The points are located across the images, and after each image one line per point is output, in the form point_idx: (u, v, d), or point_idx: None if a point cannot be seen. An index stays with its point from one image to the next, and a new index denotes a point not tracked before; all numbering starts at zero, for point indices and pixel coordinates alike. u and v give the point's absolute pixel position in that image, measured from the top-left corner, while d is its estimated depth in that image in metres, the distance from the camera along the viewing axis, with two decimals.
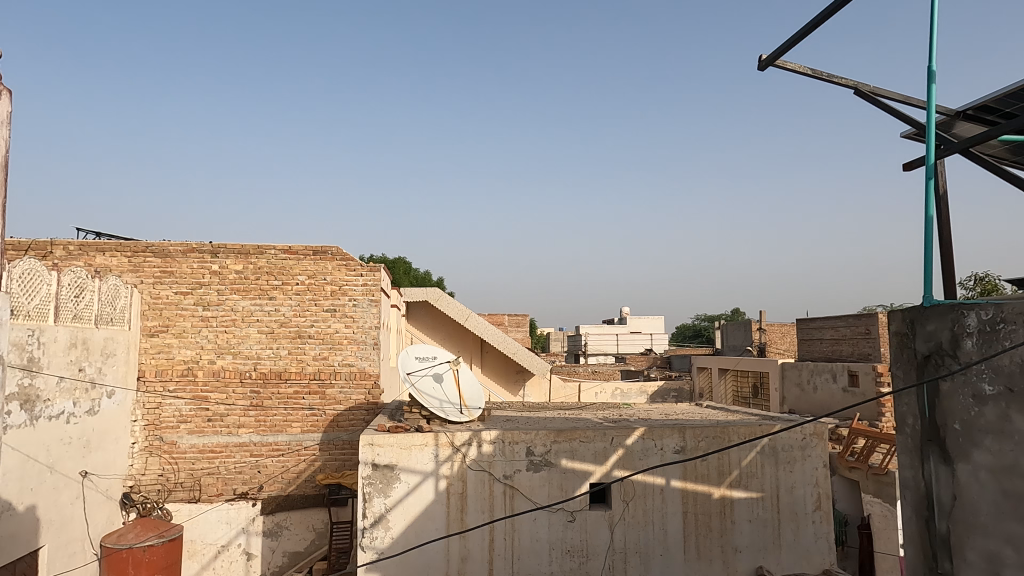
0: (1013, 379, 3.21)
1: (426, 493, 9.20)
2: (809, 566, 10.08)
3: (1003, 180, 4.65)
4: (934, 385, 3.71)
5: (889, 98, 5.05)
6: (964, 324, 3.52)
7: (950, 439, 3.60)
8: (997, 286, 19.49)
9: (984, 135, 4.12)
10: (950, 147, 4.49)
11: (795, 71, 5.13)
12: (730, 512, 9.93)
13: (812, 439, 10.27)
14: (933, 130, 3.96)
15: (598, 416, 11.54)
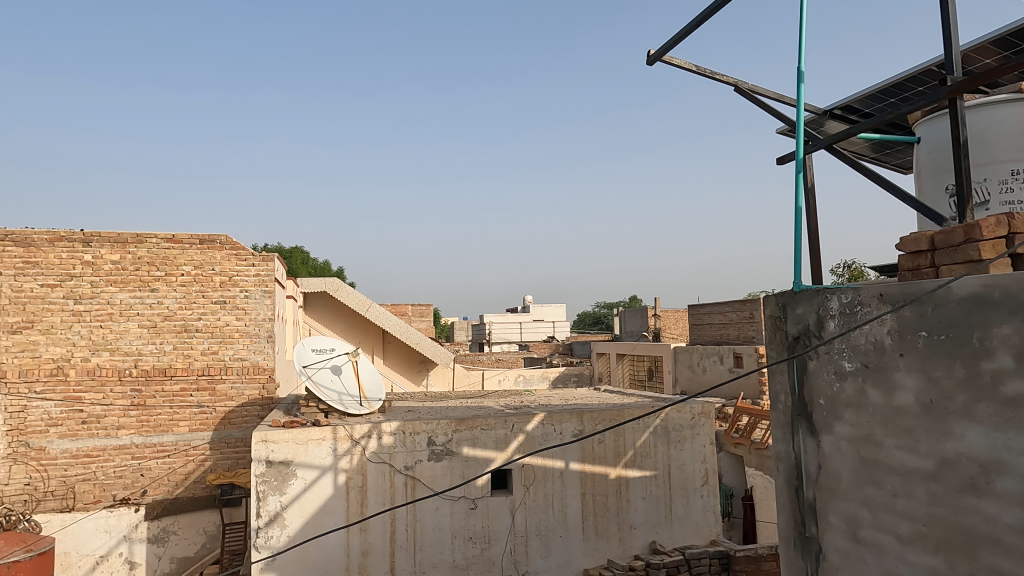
0: (869, 356, 3.50)
1: (324, 489, 8.96)
2: (697, 537, 10.70)
3: (861, 174, 5.06)
4: (803, 363, 4.00)
5: (766, 95, 5.37)
6: (828, 307, 3.80)
7: (816, 413, 3.91)
8: (864, 273, 21.48)
9: (845, 132, 4.46)
10: (817, 143, 4.85)
11: (681, 67, 5.35)
12: (626, 492, 10.33)
13: (700, 418, 10.88)
14: (802, 127, 4.22)
15: (500, 403, 11.72)
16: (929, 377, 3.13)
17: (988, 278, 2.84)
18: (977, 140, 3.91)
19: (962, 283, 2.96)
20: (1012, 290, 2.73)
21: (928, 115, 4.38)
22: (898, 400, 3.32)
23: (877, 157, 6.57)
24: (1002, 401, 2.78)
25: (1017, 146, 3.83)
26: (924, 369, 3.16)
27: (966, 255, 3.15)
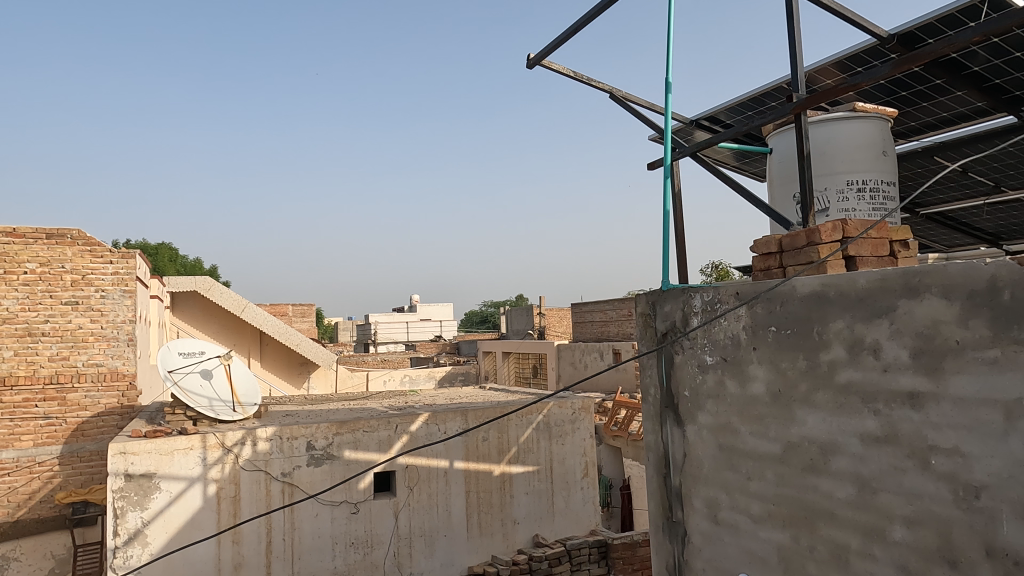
0: (727, 349, 3.77)
1: (191, 502, 8.42)
2: (578, 528, 11.05)
3: (722, 180, 5.44)
4: (670, 357, 4.24)
5: (638, 103, 5.65)
6: (692, 304, 4.05)
7: (681, 404, 4.16)
8: (729, 274, 23.13)
9: (707, 141, 4.77)
10: (684, 151, 5.15)
11: (559, 72, 5.52)
12: (509, 487, 10.48)
13: (580, 413, 11.24)
14: (669, 136, 4.48)
15: (384, 404, 11.54)
16: (777, 369, 3.42)
17: (826, 277, 3.14)
18: (818, 153, 4.28)
19: (804, 282, 3.26)
20: (845, 288, 3.04)
21: (779, 127, 4.74)
22: (751, 390, 3.60)
23: (737, 166, 7.08)
24: (837, 388, 3.09)
25: (852, 160, 4.23)
26: (773, 361, 3.45)
27: (808, 256, 3.47)
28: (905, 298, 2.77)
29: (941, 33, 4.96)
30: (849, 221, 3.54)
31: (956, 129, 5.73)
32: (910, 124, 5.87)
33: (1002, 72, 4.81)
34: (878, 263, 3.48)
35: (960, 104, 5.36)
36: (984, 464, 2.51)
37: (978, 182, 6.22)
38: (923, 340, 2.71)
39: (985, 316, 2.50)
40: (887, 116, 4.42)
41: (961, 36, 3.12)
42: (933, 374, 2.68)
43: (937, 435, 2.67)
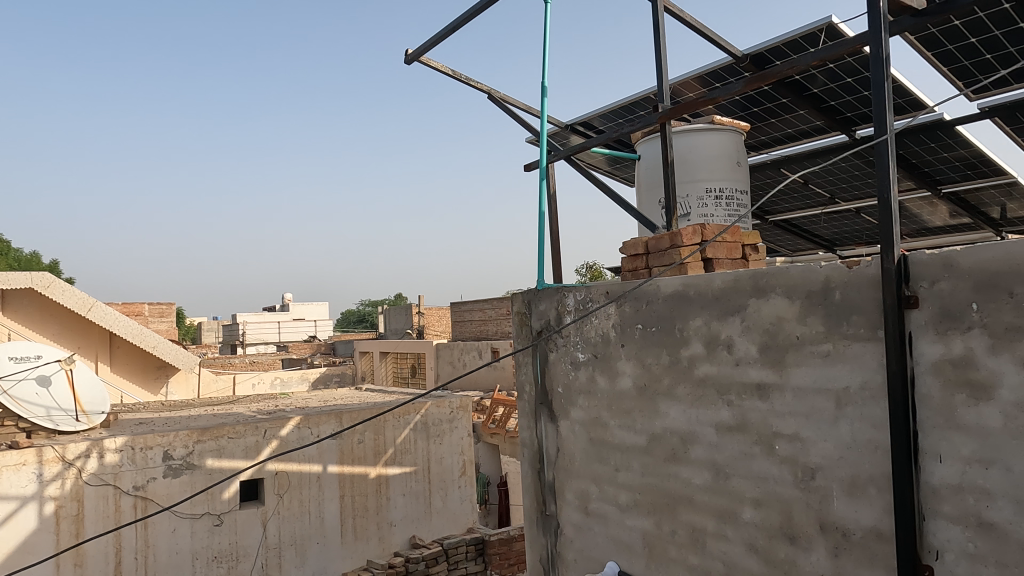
0: (597, 347, 3.92)
1: (23, 524, 7.54)
2: (456, 527, 11.06)
3: (595, 185, 5.66)
4: (544, 354, 4.35)
5: (516, 106, 5.76)
6: (565, 303, 4.18)
7: (555, 400, 4.27)
8: (603, 275, 24.12)
9: (581, 146, 4.94)
10: (558, 153, 5.29)
11: (438, 70, 5.50)
12: (386, 490, 10.29)
13: (458, 412, 11.26)
14: (545, 138, 4.60)
15: (252, 408, 10.95)
16: (643, 364, 3.61)
17: (686, 278, 3.35)
18: (680, 161, 4.55)
19: (667, 282, 3.46)
20: (703, 288, 3.26)
21: (647, 135, 5.00)
22: (619, 385, 3.77)
23: (609, 170, 7.38)
24: (695, 381, 3.31)
25: (709, 169, 4.54)
26: (639, 357, 3.63)
27: (671, 258, 3.68)
28: (754, 298, 3.02)
29: (786, 56, 5.45)
30: (707, 225, 3.80)
31: (799, 144, 6.31)
32: (761, 138, 6.39)
33: (836, 95, 5.35)
34: (732, 265, 3.76)
35: (802, 122, 5.91)
36: (819, 447, 2.78)
37: (817, 193, 6.89)
38: (769, 335, 2.96)
39: (820, 313, 2.77)
40: (741, 130, 4.79)
41: (802, 60, 3.43)
42: (777, 366, 2.93)
43: (781, 422, 2.92)
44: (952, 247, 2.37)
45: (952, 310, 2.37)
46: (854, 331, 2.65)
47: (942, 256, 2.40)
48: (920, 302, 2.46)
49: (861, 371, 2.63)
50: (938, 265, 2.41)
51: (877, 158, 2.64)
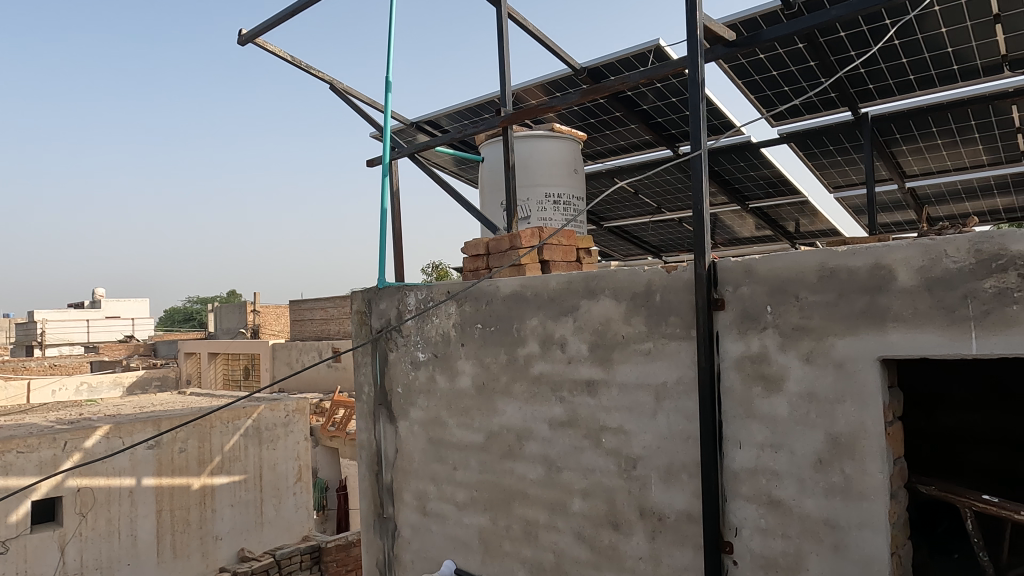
0: (438, 346, 3.92)
1: None
2: (290, 536, 10.56)
3: (438, 184, 5.67)
4: (384, 354, 4.27)
5: (358, 98, 5.80)
6: (406, 303, 4.13)
7: (394, 401, 4.21)
8: (449, 274, 24.25)
9: (425, 144, 4.92)
10: (402, 151, 5.24)
11: (276, 54, 5.27)
12: (211, 501, 9.57)
13: (294, 415, 10.75)
14: (388, 134, 4.54)
15: (50, 418, 9.67)
16: (481, 363, 3.66)
17: (524, 279, 3.45)
18: (522, 166, 4.70)
19: (506, 283, 3.54)
20: (539, 289, 3.37)
21: (490, 137, 5.08)
22: (458, 384, 3.80)
23: (455, 171, 7.44)
24: (531, 379, 3.41)
25: (549, 174, 4.72)
26: (478, 356, 3.68)
27: (510, 259, 3.78)
28: (585, 299, 3.18)
29: (620, 73, 5.81)
30: (544, 229, 3.93)
31: (631, 156, 6.75)
32: (597, 148, 6.75)
33: (662, 113, 5.80)
34: (567, 267, 3.93)
35: (633, 136, 6.33)
36: (640, 439, 2.99)
37: (645, 202, 7.42)
38: (598, 335, 3.13)
39: (642, 314, 2.98)
40: (578, 139, 5.01)
41: (632, 77, 3.70)
42: (605, 363, 3.11)
43: (607, 416, 3.10)
44: (752, 255, 2.66)
45: (751, 311, 2.66)
46: (672, 331, 2.88)
47: (744, 263, 2.67)
48: (726, 304, 2.73)
49: (677, 367, 2.86)
50: (740, 271, 2.68)
51: (693, 172, 2.89)
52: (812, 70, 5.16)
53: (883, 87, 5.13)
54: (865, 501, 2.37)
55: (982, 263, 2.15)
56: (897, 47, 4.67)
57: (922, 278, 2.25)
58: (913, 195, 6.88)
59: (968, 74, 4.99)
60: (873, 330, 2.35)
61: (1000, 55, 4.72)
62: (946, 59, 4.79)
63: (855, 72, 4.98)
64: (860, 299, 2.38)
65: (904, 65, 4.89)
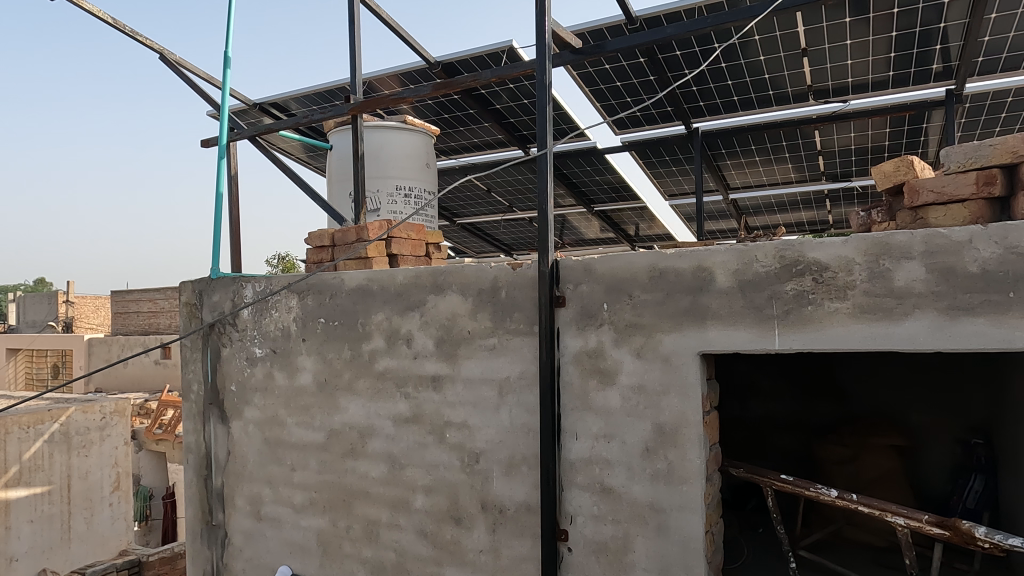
0: (276, 341, 3.71)
1: None
2: (104, 552, 9.56)
3: (282, 171, 5.39)
4: (216, 350, 3.97)
5: (193, 73, 5.37)
6: (242, 295, 3.86)
7: (227, 400, 3.93)
8: (295, 266, 23.18)
9: (267, 127, 4.65)
10: (242, 133, 4.91)
11: (94, 15, 4.73)
12: (6, 518, 8.27)
13: (112, 418, 9.81)
14: (225, 114, 4.25)
15: None
16: (324, 359, 3.52)
17: (370, 273, 3.35)
18: (371, 156, 4.56)
19: (352, 276, 3.42)
20: (385, 283, 3.30)
21: (340, 125, 4.90)
22: (298, 381, 3.62)
23: (302, 158, 7.11)
24: (375, 375, 3.33)
25: (399, 166, 4.63)
26: (320, 352, 3.53)
27: (355, 251, 3.66)
28: (432, 294, 3.16)
29: (473, 70, 5.84)
30: (393, 222, 3.86)
31: (485, 154, 6.84)
32: (450, 144, 6.75)
33: (514, 113, 5.91)
34: (415, 261, 3.88)
35: (486, 134, 6.40)
36: (482, 433, 3.02)
37: (498, 201, 7.54)
38: (444, 330, 3.13)
39: (488, 310, 3.01)
40: (431, 133, 4.97)
41: (484, 75, 3.73)
42: (451, 359, 3.11)
43: (452, 411, 3.10)
44: (591, 254, 2.78)
45: (589, 309, 2.78)
46: (516, 327, 2.94)
47: (583, 263, 2.79)
48: (566, 301, 2.83)
49: (519, 362, 2.93)
50: (580, 270, 2.79)
51: (538, 172, 2.97)
52: (651, 84, 5.53)
53: (712, 105, 5.62)
54: (685, 485, 2.56)
55: (786, 268, 2.40)
56: (723, 69, 5.12)
57: (736, 280, 2.48)
58: (734, 206, 7.61)
59: (781, 100, 5.59)
60: (695, 327, 2.55)
61: (806, 84, 5.33)
62: (763, 84, 5.33)
63: (687, 89, 5.40)
64: (685, 298, 2.57)
65: (729, 87, 5.38)
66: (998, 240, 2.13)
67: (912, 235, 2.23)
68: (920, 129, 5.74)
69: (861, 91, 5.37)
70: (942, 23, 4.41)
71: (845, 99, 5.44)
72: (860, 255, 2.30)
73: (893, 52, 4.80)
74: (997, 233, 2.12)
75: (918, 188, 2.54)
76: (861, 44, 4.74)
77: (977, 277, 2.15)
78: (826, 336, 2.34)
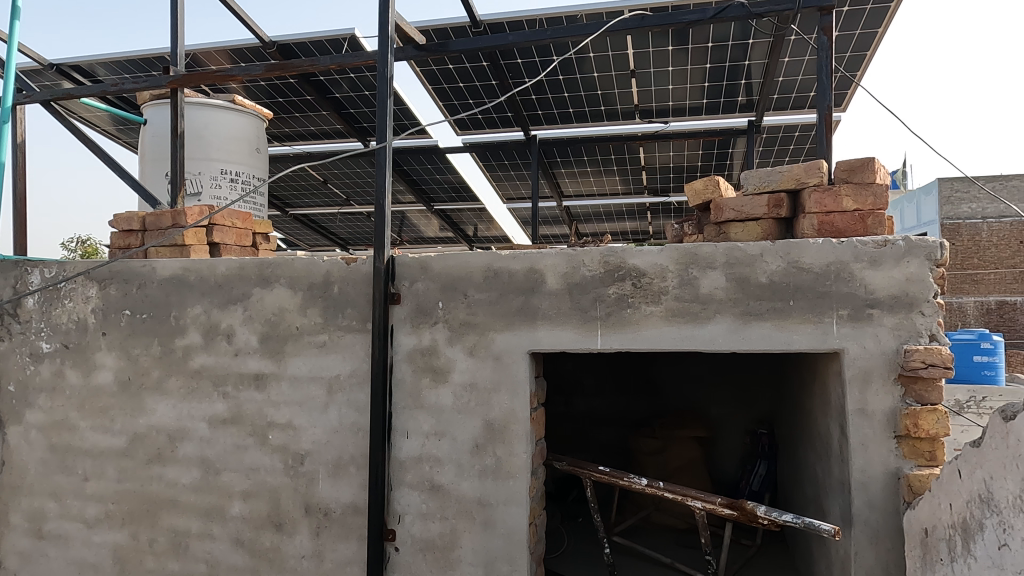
0: (69, 335, 3.28)
1: None
2: None
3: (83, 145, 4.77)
4: None
5: None
6: (27, 282, 3.37)
7: (3, 402, 3.40)
8: (97, 252, 20.64)
9: (65, 92, 4.09)
10: (33, 96, 4.26)
11: None
12: None
13: None
14: (11, 73, 3.68)
15: None
16: (128, 355, 3.17)
17: (186, 262, 3.08)
18: (193, 135, 4.21)
19: (164, 265, 3.12)
20: (204, 274, 3.05)
21: (156, 99, 4.44)
22: (95, 380, 3.23)
23: (110, 131, 6.36)
24: (189, 373, 3.07)
25: (226, 149, 4.30)
26: (123, 348, 3.18)
27: (170, 238, 3.36)
28: (258, 287, 2.98)
29: (312, 55, 5.57)
30: (215, 208, 3.58)
31: (321, 144, 6.57)
32: (283, 131, 6.39)
33: (355, 104, 5.74)
34: (240, 252, 3.63)
35: (324, 123, 6.15)
36: (308, 434, 2.90)
37: (334, 193, 7.28)
38: (269, 326, 2.96)
39: (318, 306, 2.90)
40: (263, 116, 4.66)
41: (323, 61, 3.60)
42: (276, 357, 2.95)
43: (275, 411, 2.94)
44: (427, 252, 2.77)
45: (423, 307, 2.78)
46: (348, 324, 2.86)
47: (420, 260, 2.78)
48: (401, 298, 2.80)
49: (351, 360, 2.85)
50: (417, 267, 2.78)
51: (377, 166, 2.92)
52: (492, 88, 5.64)
53: (549, 115, 5.87)
54: (511, 479, 2.65)
55: (609, 272, 2.57)
56: (560, 81, 5.36)
57: (565, 283, 2.61)
58: (567, 212, 7.99)
59: (611, 116, 5.97)
60: (526, 327, 2.64)
61: (633, 104, 5.74)
62: (596, 99, 5.66)
63: (527, 96, 5.59)
64: (517, 299, 2.66)
65: (565, 99, 5.65)
66: (783, 255, 2.44)
67: (716, 247, 2.49)
68: (726, 153, 6.44)
69: (680, 114, 5.89)
70: (746, 61, 4.97)
71: (665, 121, 5.95)
72: (673, 264, 2.52)
73: (707, 82, 5.32)
74: (783, 249, 2.44)
75: (722, 206, 2.81)
76: (681, 71, 5.21)
77: (766, 287, 2.45)
78: (641, 337, 2.53)
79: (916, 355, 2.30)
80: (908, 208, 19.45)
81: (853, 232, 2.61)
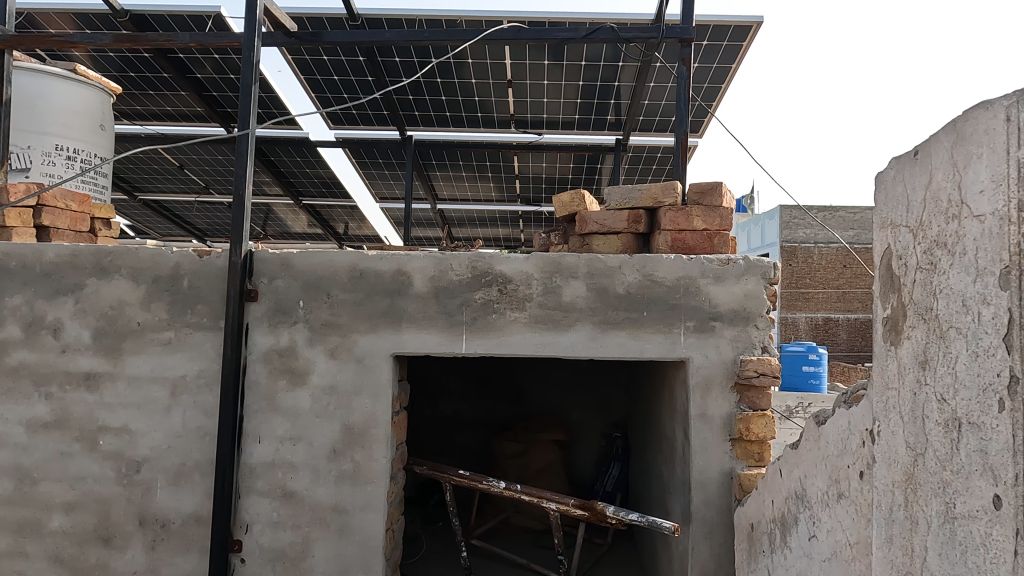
0: None
1: None
2: None
3: None
4: None
5: None
6: None
7: None
8: None
9: None
10: None
11: None
12: None
13: None
14: None
15: None
16: None
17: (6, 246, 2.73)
18: (23, 104, 3.76)
19: None
20: (27, 260, 2.72)
21: None
22: None
23: None
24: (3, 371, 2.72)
25: (63, 123, 3.87)
26: None
27: None
28: (94, 278, 2.70)
29: (170, 29, 5.13)
30: (46, 186, 3.21)
31: (179, 126, 6.09)
32: (134, 108, 5.86)
33: (218, 86, 5.38)
34: (74, 238, 3.27)
35: (181, 103, 5.71)
36: (147, 439, 2.67)
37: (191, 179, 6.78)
38: (106, 321, 2.69)
39: (164, 300, 2.68)
40: (111, 91, 4.25)
41: (181, 38, 3.36)
42: (112, 355, 2.69)
43: (108, 415, 2.68)
44: (289, 249, 2.66)
45: (283, 305, 2.65)
46: (197, 321, 2.67)
47: (281, 257, 2.65)
48: (259, 296, 2.65)
49: (199, 359, 2.66)
50: (277, 264, 2.65)
51: (238, 155, 2.76)
52: (368, 84, 5.52)
53: (425, 116, 5.85)
54: (369, 485, 2.59)
55: (477, 278, 2.60)
56: (438, 83, 5.35)
57: (432, 286, 2.60)
58: (441, 215, 7.96)
59: (487, 123, 6.04)
60: (391, 329, 2.60)
61: (509, 113, 5.85)
62: (473, 105, 5.71)
63: (403, 95, 5.53)
64: (383, 301, 2.61)
65: (442, 101, 5.64)
66: (639, 268, 2.58)
67: (579, 258, 2.59)
68: (595, 168, 6.72)
69: (553, 127, 6.07)
70: (616, 81, 5.22)
71: (539, 132, 6.12)
72: (538, 272, 2.59)
73: (579, 98, 5.54)
74: (640, 263, 2.58)
75: (586, 219, 2.93)
76: (556, 86, 5.39)
77: (623, 298, 2.58)
78: (505, 343, 2.58)
79: (750, 365, 2.53)
80: (754, 230, 21.28)
81: (702, 251, 2.82)
